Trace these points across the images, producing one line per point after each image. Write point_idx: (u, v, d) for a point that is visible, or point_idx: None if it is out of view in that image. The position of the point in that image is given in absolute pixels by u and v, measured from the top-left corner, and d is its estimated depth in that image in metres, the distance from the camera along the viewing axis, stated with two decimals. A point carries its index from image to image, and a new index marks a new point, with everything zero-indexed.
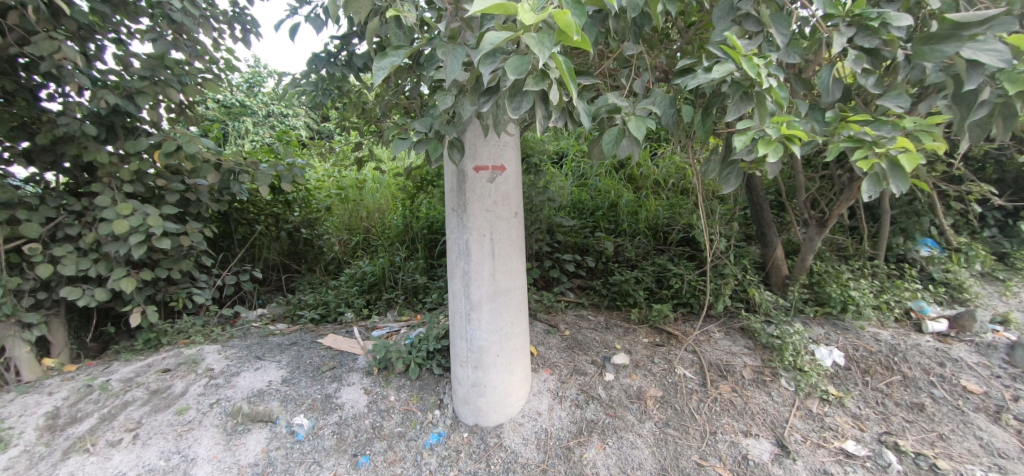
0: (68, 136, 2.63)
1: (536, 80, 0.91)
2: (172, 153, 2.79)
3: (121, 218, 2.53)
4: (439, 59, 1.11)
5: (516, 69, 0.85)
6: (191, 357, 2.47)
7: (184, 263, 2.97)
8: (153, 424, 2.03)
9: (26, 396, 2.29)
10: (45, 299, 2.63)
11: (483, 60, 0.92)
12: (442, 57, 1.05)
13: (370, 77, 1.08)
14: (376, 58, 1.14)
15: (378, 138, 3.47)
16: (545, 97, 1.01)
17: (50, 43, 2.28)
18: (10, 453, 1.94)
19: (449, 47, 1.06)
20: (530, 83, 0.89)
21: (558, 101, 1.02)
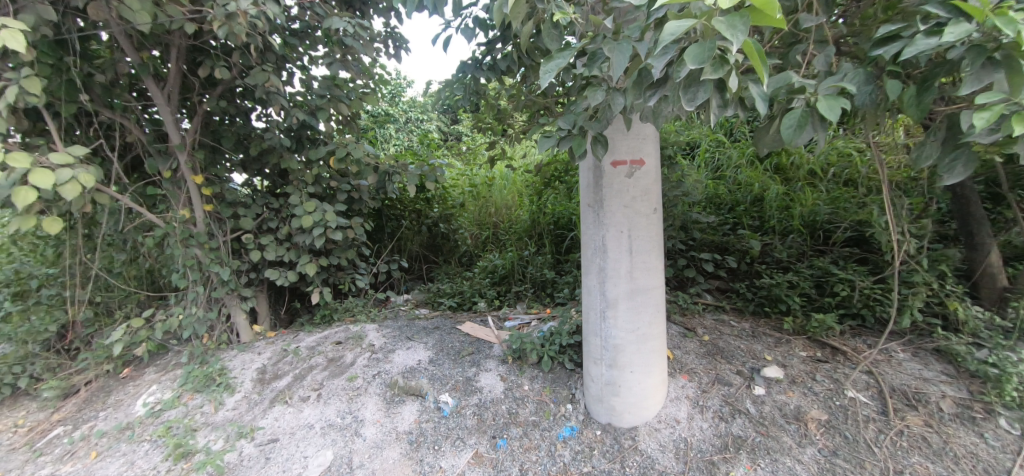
0: (270, 148, 3.24)
1: (715, 67, 0.83)
2: (343, 158, 3.26)
3: (308, 214, 3.05)
4: (603, 56, 1.11)
5: (696, 57, 0.80)
6: (357, 333, 2.88)
7: (350, 252, 3.46)
8: (331, 386, 2.40)
9: (245, 354, 2.90)
10: (255, 278, 3.30)
11: (657, 53, 0.88)
12: (608, 54, 1.03)
13: (537, 80, 1.09)
14: (542, 61, 1.14)
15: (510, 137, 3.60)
16: (722, 84, 0.93)
17: (262, 74, 2.83)
18: (237, 396, 2.47)
19: (613, 42, 1.04)
20: (707, 71, 0.82)
21: (736, 88, 0.93)
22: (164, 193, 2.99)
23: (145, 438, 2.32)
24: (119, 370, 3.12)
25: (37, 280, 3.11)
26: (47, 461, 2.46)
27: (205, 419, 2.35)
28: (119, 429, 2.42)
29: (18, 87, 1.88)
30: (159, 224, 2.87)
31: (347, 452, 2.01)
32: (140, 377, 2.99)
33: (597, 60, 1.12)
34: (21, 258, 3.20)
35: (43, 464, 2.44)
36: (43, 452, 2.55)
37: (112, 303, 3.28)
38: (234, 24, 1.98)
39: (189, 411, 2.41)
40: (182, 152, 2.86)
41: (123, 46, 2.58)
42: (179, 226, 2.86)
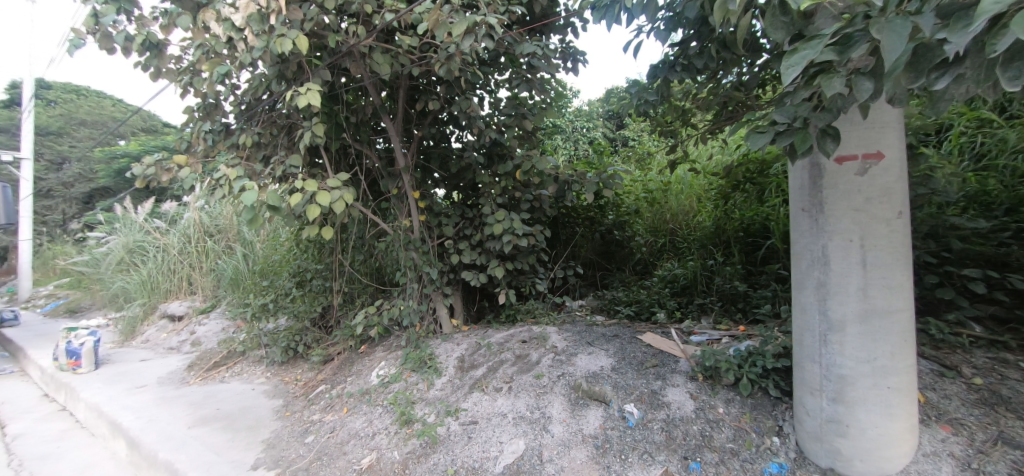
0: (467, 165, 3.68)
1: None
2: (528, 171, 3.49)
3: (498, 223, 3.32)
4: (864, 38, 0.97)
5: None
6: (540, 334, 3.05)
7: (532, 257, 3.68)
8: (521, 381, 2.59)
9: (448, 343, 3.35)
10: (453, 279, 3.77)
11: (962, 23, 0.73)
12: (875, 35, 0.89)
13: (781, 78, 0.98)
14: (784, 56, 1.03)
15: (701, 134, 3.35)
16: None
17: (466, 102, 3.24)
18: (444, 378, 2.84)
19: (883, 21, 0.90)
20: None
21: None
22: (392, 206, 3.67)
23: (379, 403, 2.86)
24: (358, 346, 3.95)
25: (311, 272, 4.17)
26: (316, 409, 3.24)
27: (420, 394, 2.78)
28: (361, 393, 3.05)
29: (312, 133, 2.51)
30: (389, 232, 3.54)
31: (538, 444, 2.13)
32: (373, 354, 3.72)
33: (854, 47, 0.98)
34: (301, 256, 4.32)
35: (314, 411, 3.23)
36: (314, 402, 3.38)
37: (354, 293, 4.17)
38: (451, 62, 2.31)
39: (409, 386, 2.89)
40: (405, 172, 3.44)
41: (369, 91, 3.25)
42: (402, 233, 3.47)
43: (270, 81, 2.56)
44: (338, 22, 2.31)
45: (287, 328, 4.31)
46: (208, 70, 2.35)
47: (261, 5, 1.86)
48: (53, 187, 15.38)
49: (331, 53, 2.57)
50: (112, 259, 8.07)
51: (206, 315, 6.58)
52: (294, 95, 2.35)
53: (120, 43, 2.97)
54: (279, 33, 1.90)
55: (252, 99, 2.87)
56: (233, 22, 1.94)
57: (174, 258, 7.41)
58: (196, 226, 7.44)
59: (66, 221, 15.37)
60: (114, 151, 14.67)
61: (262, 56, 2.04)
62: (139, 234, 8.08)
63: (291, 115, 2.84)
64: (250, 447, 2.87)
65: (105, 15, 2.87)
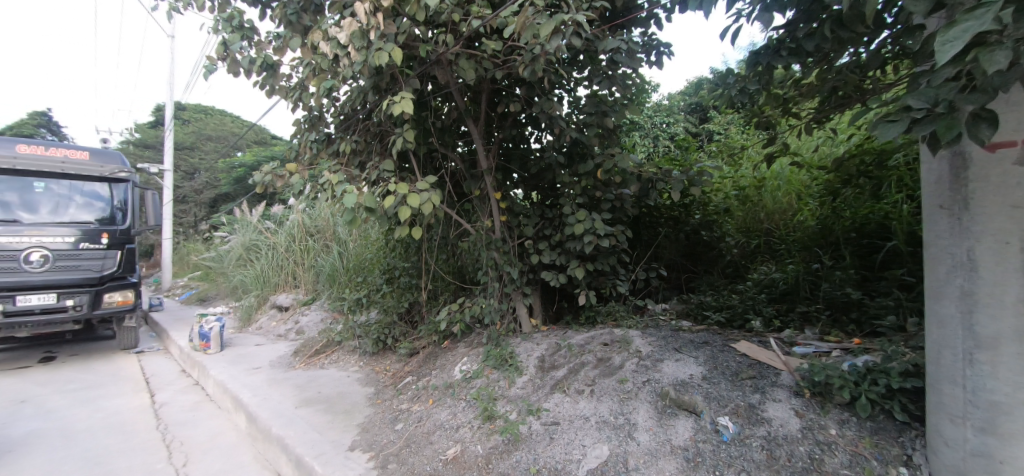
0: (548, 165, 3.66)
1: None
2: (610, 170, 3.39)
3: (579, 223, 3.26)
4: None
5: None
6: (623, 338, 2.97)
7: (613, 259, 3.57)
8: (604, 385, 2.53)
9: (528, 342, 3.38)
10: (533, 278, 3.79)
11: None
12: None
13: (937, 59, 0.85)
14: (940, 34, 0.90)
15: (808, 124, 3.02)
16: None
17: (549, 103, 3.24)
18: (525, 377, 2.86)
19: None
20: None
21: None
22: (474, 207, 3.78)
23: (462, 397, 2.96)
24: (441, 341, 4.12)
25: (399, 270, 4.43)
26: (404, 399, 3.43)
27: (502, 391, 2.82)
28: (446, 386, 3.17)
29: (403, 138, 2.65)
30: (472, 232, 3.65)
31: (623, 452, 2.05)
32: (455, 349, 3.86)
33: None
34: (390, 254, 4.61)
35: (403, 401, 3.42)
36: (402, 392, 3.58)
37: (438, 290, 4.35)
38: (535, 64, 2.34)
39: (490, 382, 2.95)
40: (487, 174, 3.52)
41: (454, 96, 3.37)
42: (485, 234, 3.55)
43: (367, 92, 2.75)
44: (428, 33, 2.43)
45: (377, 321, 4.62)
46: (315, 85, 2.58)
47: (362, 22, 2.01)
48: (188, 193, 17.98)
49: (421, 62, 2.71)
50: (233, 255, 9.24)
51: (308, 307, 7.29)
52: (389, 105, 2.50)
53: (245, 65, 3.37)
54: (377, 47, 2.03)
55: (350, 110, 3.11)
56: (338, 40, 2.11)
57: (281, 255, 8.31)
58: (299, 227, 8.27)
59: (198, 222, 17.90)
60: (234, 161, 16.80)
61: (362, 69, 2.20)
62: (254, 233, 9.17)
63: (384, 123, 3.03)
64: (347, 429, 3.11)
65: (232, 43, 3.32)
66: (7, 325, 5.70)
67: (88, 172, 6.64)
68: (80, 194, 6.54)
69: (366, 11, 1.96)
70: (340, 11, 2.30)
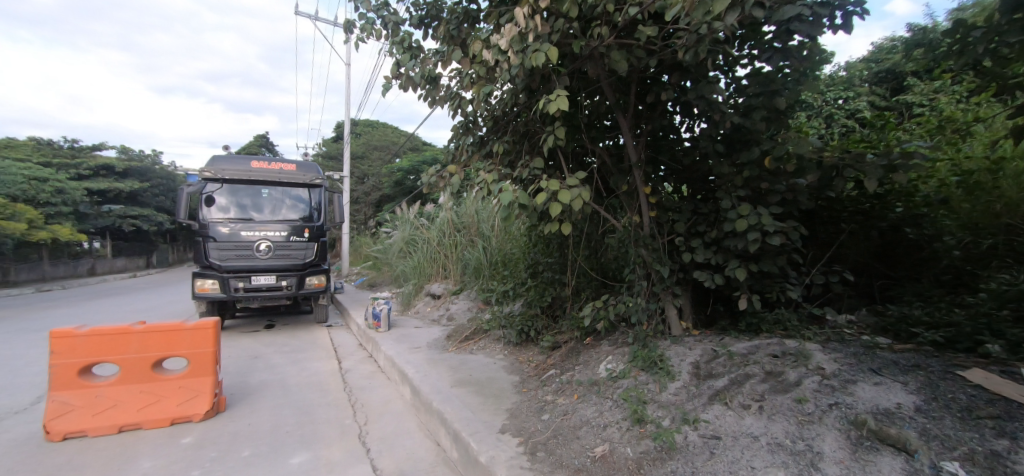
0: (704, 156, 3.36)
1: None
2: (780, 157, 2.96)
3: (741, 219, 2.88)
4: None
5: None
6: (799, 350, 2.58)
7: (782, 259, 3.05)
8: (776, 402, 2.23)
9: (679, 346, 3.16)
10: (684, 278, 3.52)
11: None
12: None
13: None
14: None
15: None
16: None
17: (708, 86, 2.97)
18: (678, 383, 2.68)
19: None
20: None
21: None
22: (621, 203, 3.68)
23: (609, 396, 2.90)
24: (584, 337, 4.12)
25: (542, 265, 4.55)
26: (549, 391, 3.52)
27: (652, 395, 2.68)
28: (591, 383, 3.16)
29: (554, 136, 2.69)
30: (618, 228, 3.56)
31: None
32: (599, 346, 3.83)
33: None
34: (534, 250, 4.76)
35: (548, 392, 3.50)
36: (547, 384, 3.68)
37: (581, 286, 4.36)
38: (699, 45, 2.18)
39: (639, 384, 2.83)
40: (636, 168, 3.39)
41: (603, 91, 3.33)
42: (633, 230, 3.43)
43: (519, 94, 2.88)
44: (581, 30, 2.43)
45: (521, 313, 4.84)
46: (475, 92, 2.79)
47: (521, 26, 2.11)
48: (362, 196, 21.25)
49: (571, 59, 2.73)
50: (396, 248, 10.60)
51: (457, 296, 7.99)
52: (540, 103, 2.55)
53: (413, 81, 3.82)
54: (533, 48, 2.09)
55: (502, 113, 3.29)
56: (499, 47, 2.25)
57: (435, 248, 9.25)
58: (449, 223, 9.09)
59: (368, 220, 21.03)
60: (395, 166, 19.26)
61: (518, 72, 2.30)
62: (412, 229, 10.38)
63: (534, 123, 3.13)
64: (497, 412, 3.31)
65: (403, 63, 3.79)
66: (247, 298, 7.46)
67: (297, 180, 8.32)
68: (289, 198, 8.19)
69: (525, 15, 2.05)
70: (498, 20, 2.44)
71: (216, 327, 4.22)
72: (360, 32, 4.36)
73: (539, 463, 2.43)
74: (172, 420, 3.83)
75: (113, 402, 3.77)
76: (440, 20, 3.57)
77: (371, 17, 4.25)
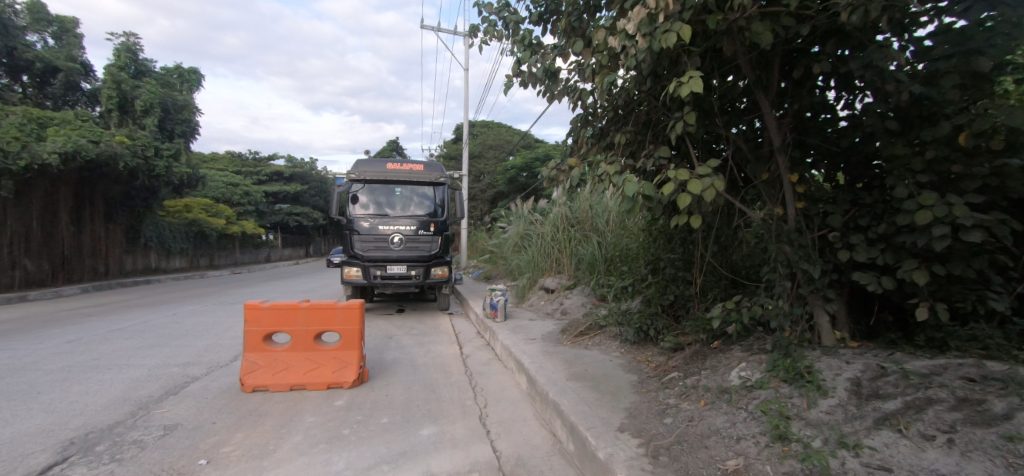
0: (869, 135, 2.83)
1: None
2: (984, 132, 2.35)
3: (923, 210, 2.37)
4: None
5: None
6: (1010, 376, 2.04)
7: (984, 261, 2.44)
8: (974, 438, 1.80)
9: (831, 358, 2.72)
10: (839, 280, 3.02)
11: None
12: None
13: None
14: None
15: None
16: None
17: (879, 52, 2.49)
18: (832, 401, 2.32)
19: None
20: None
21: None
22: (759, 194, 3.31)
23: (743, 406, 2.63)
24: (711, 341, 3.81)
25: (664, 261, 4.30)
26: (672, 394, 3.32)
27: (798, 411, 2.36)
28: (720, 390, 2.90)
29: (682, 122, 2.50)
30: (756, 221, 3.20)
31: None
32: (730, 351, 3.50)
33: None
34: (654, 245, 4.52)
35: (670, 396, 3.31)
36: (669, 386, 3.48)
37: (708, 285, 4.02)
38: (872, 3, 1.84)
39: (781, 397, 2.52)
40: (779, 154, 3.00)
41: (740, 68, 3.00)
42: (774, 224, 3.05)
43: (644, 80, 2.74)
44: (717, 3, 2.22)
45: (640, 311, 4.66)
46: (597, 82, 2.72)
47: (649, 6, 2.00)
48: (480, 193, 22.49)
49: (703, 37, 2.51)
50: (511, 242, 10.99)
51: (570, 291, 8.01)
52: (668, 87, 2.38)
53: (533, 77, 3.88)
54: (665, 29, 1.97)
55: (625, 102, 3.17)
56: (626, 31, 2.16)
57: (548, 243, 9.37)
58: (563, 218, 9.12)
59: (485, 215, 22.18)
60: (509, 163, 19.91)
61: (645, 56, 2.19)
62: (526, 224, 10.64)
63: (659, 110, 2.97)
64: (615, 410, 3.23)
65: (524, 60, 3.87)
66: (384, 285, 8.40)
67: (425, 179, 9.12)
68: (418, 195, 9.00)
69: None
70: (622, 4, 2.35)
71: (362, 307, 4.78)
72: (483, 35, 4.57)
73: (662, 467, 2.30)
74: (328, 384, 4.51)
75: (287, 365, 4.56)
76: (559, 15, 3.57)
77: (493, 20, 4.43)
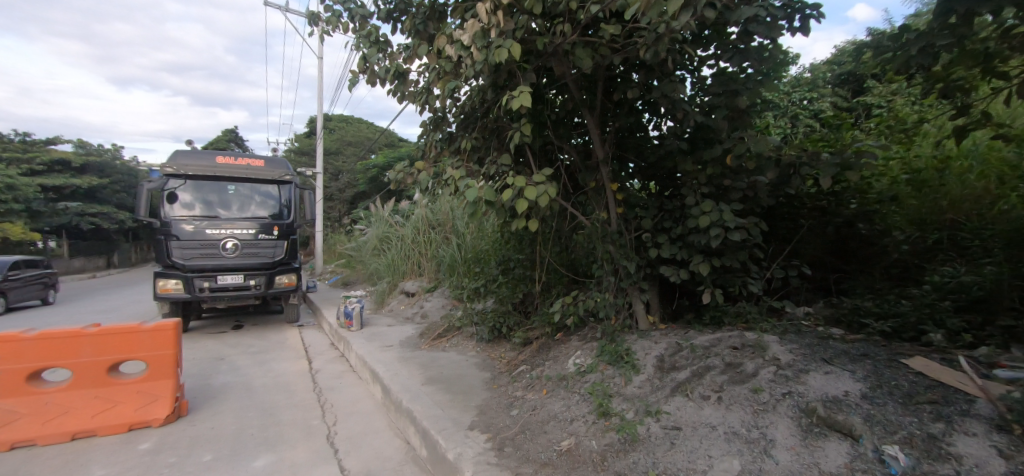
0: (669, 153, 3.41)
1: None
2: (741, 155, 3.02)
3: (704, 215, 2.94)
4: None
5: None
6: (757, 342, 2.67)
7: (744, 254, 3.14)
8: (734, 393, 2.30)
9: (644, 340, 3.21)
10: (650, 274, 3.57)
11: None
12: None
13: None
14: None
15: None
16: None
17: (671, 86, 3.01)
18: (642, 376, 2.74)
19: None
20: None
21: None
22: (589, 199, 3.73)
23: (576, 390, 2.94)
24: (554, 333, 4.16)
25: (514, 262, 4.56)
26: (519, 386, 3.54)
27: (618, 388, 2.73)
28: (559, 378, 3.19)
29: (520, 132, 2.68)
30: (586, 224, 3.60)
31: (758, 469, 1.82)
32: (568, 342, 3.87)
33: None
34: (505, 247, 4.76)
35: (518, 388, 3.53)
36: (517, 380, 3.70)
37: (551, 283, 4.36)
38: (658, 44, 2.23)
39: (605, 378, 2.88)
40: (603, 165, 3.43)
41: (570, 87, 3.34)
42: (601, 227, 3.46)
43: (486, 90, 2.87)
44: (545, 26, 2.44)
45: (493, 309, 4.88)
46: (440, 87, 2.77)
47: (484, 21, 2.13)
48: (335, 192, 20.89)
49: (537, 55, 2.75)
50: (369, 246, 10.44)
51: (431, 293, 7.94)
52: (507, 99, 2.53)
53: (380, 76, 3.75)
54: (497, 44, 2.10)
55: (471, 109, 3.28)
56: (462, 42, 2.26)
57: (409, 246, 9.16)
58: (424, 220, 9.01)
59: (342, 217, 20.67)
60: (369, 162, 18.94)
61: (483, 67, 2.30)
62: (386, 226, 10.24)
63: (502, 119, 3.14)
64: (466, 409, 3.30)
65: (370, 57, 3.71)
66: (212, 298, 7.20)
67: (265, 176, 8.02)
68: (258, 194, 7.92)
69: (486, 11, 2.08)
70: (463, 15, 2.42)
71: (176, 329, 4.04)
72: (327, 25, 4.25)
73: (506, 458, 2.44)
74: (130, 425, 3.65)
75: (64, 409, 3.56)
76: (408, 15, 3.51)
77: (336, 9, 4.15)
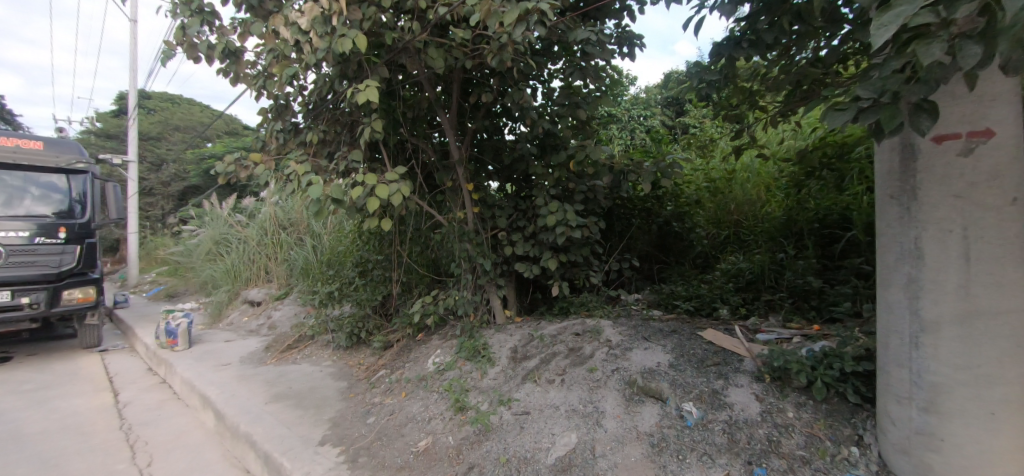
0: (521, 157, 3.63)
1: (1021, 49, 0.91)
2: (582, 161, 3.36)
3: (550, 215, 3.21)
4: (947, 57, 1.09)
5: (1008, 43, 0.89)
6: (594, 327, 3.01)
7: (585, 250, 3.51)
8: (574, 374, 2.56)
9: (501, 334, 3.36)
10: (506, 270, 3.75)
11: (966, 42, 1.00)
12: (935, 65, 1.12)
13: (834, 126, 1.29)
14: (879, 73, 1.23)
15: (783, 118, 3.19)
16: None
17: (520, 94, 3.21)
18: (497, 368, 2.87)
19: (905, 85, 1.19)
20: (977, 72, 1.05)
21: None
22: (447, 199, 3.75)
23: (435, 389, 2.95)
24: (415, 334, 4.09)
25: (373, 263, 4.36)
26: (378, 392, 3.41)
27: (474, 382, 2.82)
28: (418, 379, 3.15)
29: (371, 127, 2.58)
30: (444, 223, 3.62)
31: (591, 438, 2.06)
32: (429, 341, 3.85)
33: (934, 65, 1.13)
34: (362, 248, 4.52)
35: (375, 394, 3.39)
36: (376, 385, 3.55)
37: (412, 283, 4.27)
38: (503, 52, 2.36)
39: (463, 374, 2.95)
40: (459, 165, 3.50)
41: (425, 86, 3.34)
42: (458, 226, 3.53)
43: (334, 80, 2.69)
44: (394, 19, 2.39)
45: (351, 314, 4.60)
46: (278, 72, 2.52)
47: (324, 7, 2.01)
48: (155, 186, 17.37)
49: (388, 50, 2.68)
50: (202, 250, 8.94)
51: (281, 301, 7.12)
52: (356, 92, 2.41)
53: (203, 52, 3.24)
54: (340, 33, 2.00)
55: (318, 99, 3.04)
56: (299, 26, 2.11)
57: (253, 249, 8.08)
58: (272, 220, 8.05)
59: (166, 216, 17.30)
60: (203, 153, 16.21)
61: (326, 56, 2.16)
62: (223, 226, 8.88)
63: (352, 113, 2.97)
64: (317, 423, 3.06)
65: (190, 28, 3.18)
66: None
67: (44, 162, 6.29)
68: (36, 186, 6.15)
69: None
70: None
71: None
72: None
73: (359, 469, 2.34)
74: None
75: None
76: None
77: None
